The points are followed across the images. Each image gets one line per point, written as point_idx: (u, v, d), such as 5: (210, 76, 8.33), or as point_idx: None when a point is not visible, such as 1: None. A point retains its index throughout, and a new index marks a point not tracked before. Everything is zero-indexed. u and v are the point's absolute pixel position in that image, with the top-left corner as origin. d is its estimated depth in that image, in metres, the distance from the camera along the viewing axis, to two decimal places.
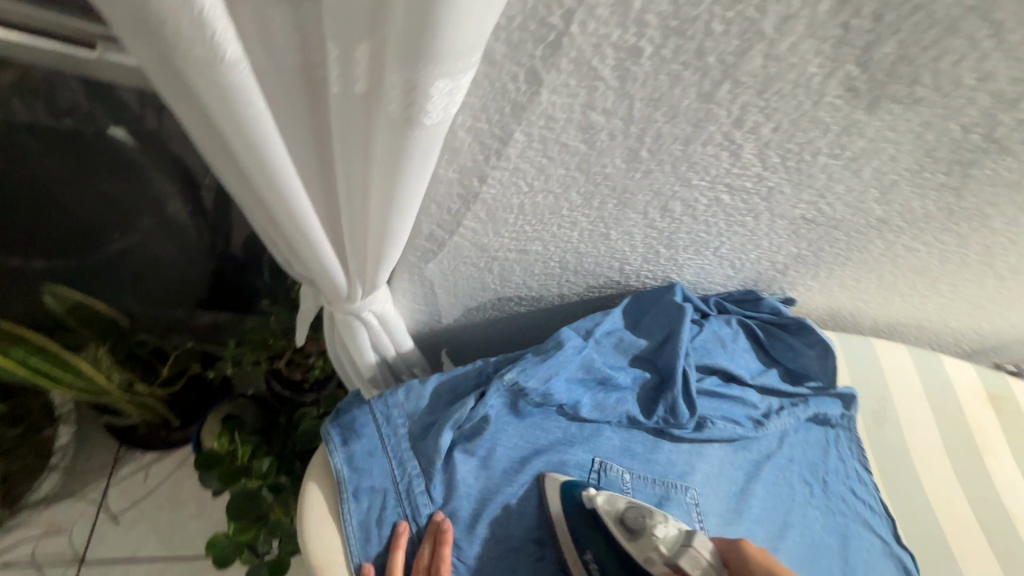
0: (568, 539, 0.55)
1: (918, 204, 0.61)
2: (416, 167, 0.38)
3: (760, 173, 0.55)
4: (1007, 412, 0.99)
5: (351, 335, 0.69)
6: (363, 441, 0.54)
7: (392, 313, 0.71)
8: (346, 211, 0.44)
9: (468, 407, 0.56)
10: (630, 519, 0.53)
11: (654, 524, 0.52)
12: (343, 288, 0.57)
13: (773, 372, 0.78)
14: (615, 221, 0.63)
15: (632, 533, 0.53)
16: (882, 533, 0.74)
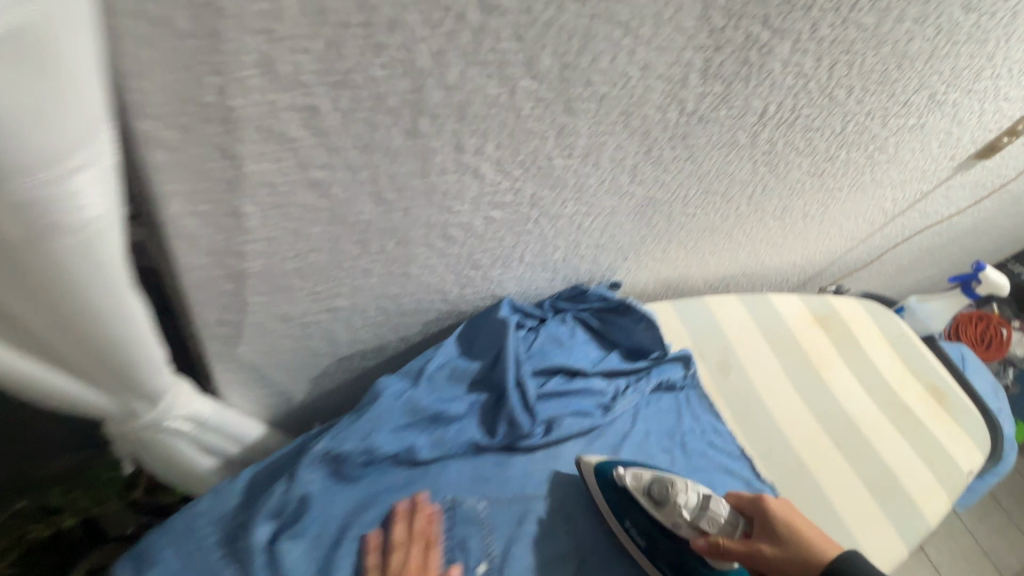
0: (605, 507, 0.65)
1: (668, 177, 0.68)
2: (89, 274, 0.37)
3: (513, 185, 0.59)
4: (833, 328, 1.13)
5: (162, 450, 0.64)
6: (161, 567, 0.50)
7: (204, 411, 0.66)
8: (51, 341, 0.42)
9: (282, 491, 0.54)
10: (655, 492, 0.62)
11: (676, 495, 0.61)
12: (111, 405, 0.54)
13: (614, 355, 0.82)
14: (409, 259, 0.64)
15: (657, 503, 0.62)
16: (742, 475, 0.79)
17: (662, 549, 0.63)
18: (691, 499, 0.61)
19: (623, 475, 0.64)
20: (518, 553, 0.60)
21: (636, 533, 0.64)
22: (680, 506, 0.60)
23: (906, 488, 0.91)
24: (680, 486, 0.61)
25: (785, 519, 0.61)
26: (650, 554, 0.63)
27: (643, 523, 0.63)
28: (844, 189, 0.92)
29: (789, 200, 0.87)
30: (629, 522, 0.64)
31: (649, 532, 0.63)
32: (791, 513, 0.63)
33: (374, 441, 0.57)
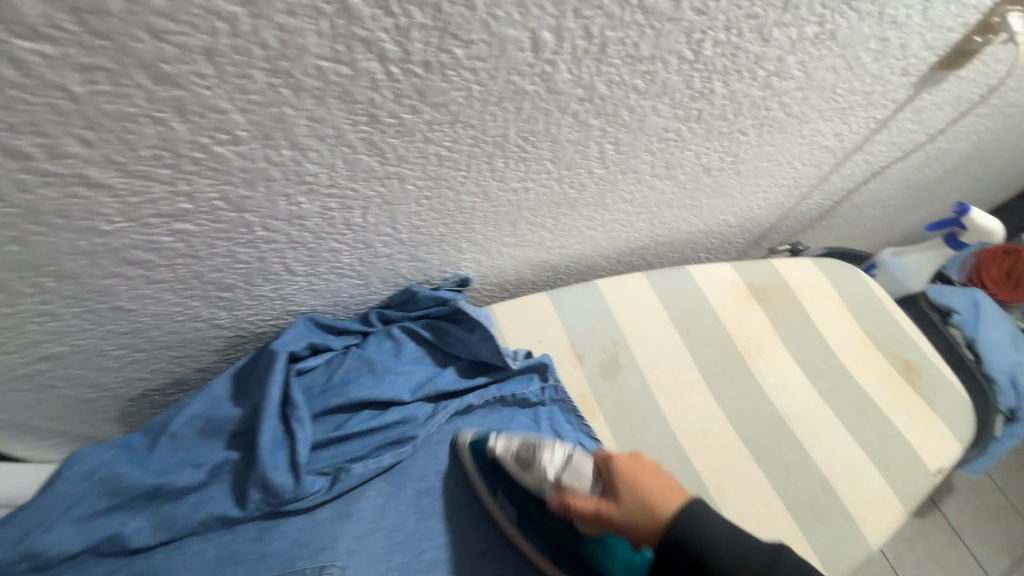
0: (477, 477, 0.60)
1: (443, 149, 0.50)
2: None
3: (177, 188, 0.42)
4: (775, 300, 0.93)
5: None
6: None
7: None
8: None
9: None
10: (523, 457, 0.57)
11: (541, 455, 0.56)
12: None
13: (449, 372, 0.67)
14: (105, 293, 0.50)
15: (523, 467, 0.57)
16: None
17: (538, 518, 0.58)
18: (555, 459, 0.56)
19: (493, 444, 0.59)
20: None
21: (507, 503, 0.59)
22: (544, 467, 0.55)
23: (843, 503, 0.73)
24: (546, 445, 0.57)
25: (639, 476, 0.50)
26: (523, 522, 0.58)
27: (519, 493, 0.59)
28: (750, 130, 0.71)
29: (668, 154, 0.67)
30: (503, 493, 0.60)
31: (523, 503, 0.59)
32: (651, 474, 0.51)
33: (38, 541, 0.46)
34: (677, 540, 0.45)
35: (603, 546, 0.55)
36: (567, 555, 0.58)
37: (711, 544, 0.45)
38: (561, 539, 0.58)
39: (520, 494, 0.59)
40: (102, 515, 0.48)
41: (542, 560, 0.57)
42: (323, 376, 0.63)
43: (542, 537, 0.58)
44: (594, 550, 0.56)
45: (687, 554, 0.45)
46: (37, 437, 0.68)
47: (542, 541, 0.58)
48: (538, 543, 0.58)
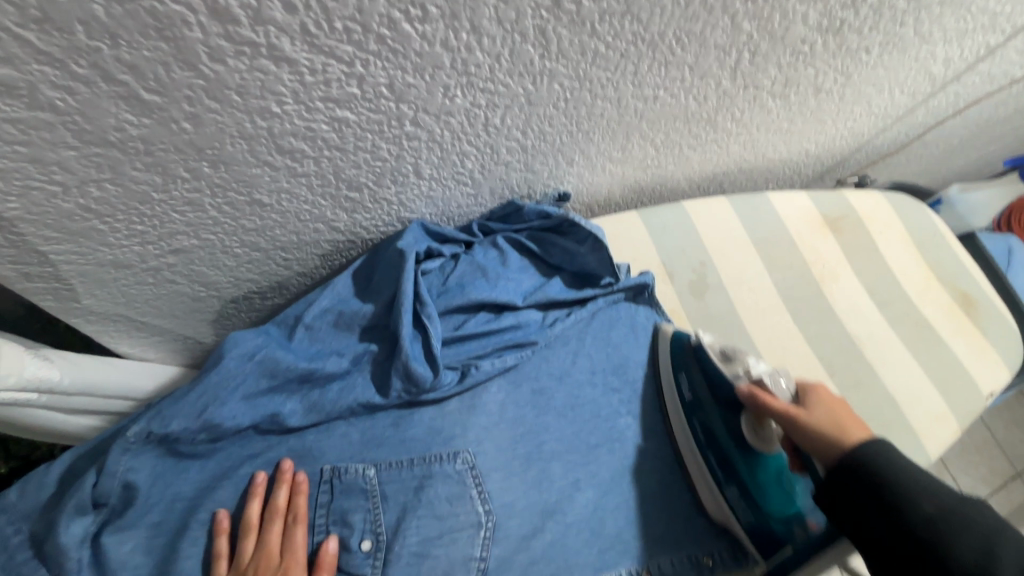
0: (667, 367, 0.66)
1: (603, 45, 0.48)
2: None
3: (352, 70, 0.40)
4: (847, 231, 0.94)
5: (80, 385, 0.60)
6: None
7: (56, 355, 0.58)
8: None
9: (91, 482, 0.44)
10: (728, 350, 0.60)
11: (745, 355, 0.59)
12: None
13: (556, 282, 0.69)
14: (249, 183, 0.49)
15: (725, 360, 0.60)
16: None
17: (706, 414, 0.61)
18: (758, 363, 0.58)
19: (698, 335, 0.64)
20: (415, 525, 0.51)
21: (686, 388, 0.64)
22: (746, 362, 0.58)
23: (906, 419, 0.78)
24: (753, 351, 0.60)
25: (837, 406, 0.52)
26: (692, 412, 0.62)
27: (699, 384, 0.62)
28: (874, 50, 0.68)
29: (793, 70, 0.65)
30: (686, 380, 0.64)
31: (700, 392, 0.62)
32: (852, 410, 0.52)
33: (213, 414, 0.47)
34: (861, 468, 0.47)
35: (751, 461, 0.56)
36: (713, 448, 0.60)
37: (901, 481, 0.45)
38: (715, 436, 0.60)
39: (700, 386, 0.62)
40: (264, 394, 0.50)
41: (692, 450, 0.62)
42: (439, 280, 0.64)
43: (702, 428, 0.61)
44: (742, 464, 0.57)
45: (865, 478, 0.46)
46: (143, 333, 0.69)
47: (700, 433, 0.61)
48: (696, 431, 0.62)
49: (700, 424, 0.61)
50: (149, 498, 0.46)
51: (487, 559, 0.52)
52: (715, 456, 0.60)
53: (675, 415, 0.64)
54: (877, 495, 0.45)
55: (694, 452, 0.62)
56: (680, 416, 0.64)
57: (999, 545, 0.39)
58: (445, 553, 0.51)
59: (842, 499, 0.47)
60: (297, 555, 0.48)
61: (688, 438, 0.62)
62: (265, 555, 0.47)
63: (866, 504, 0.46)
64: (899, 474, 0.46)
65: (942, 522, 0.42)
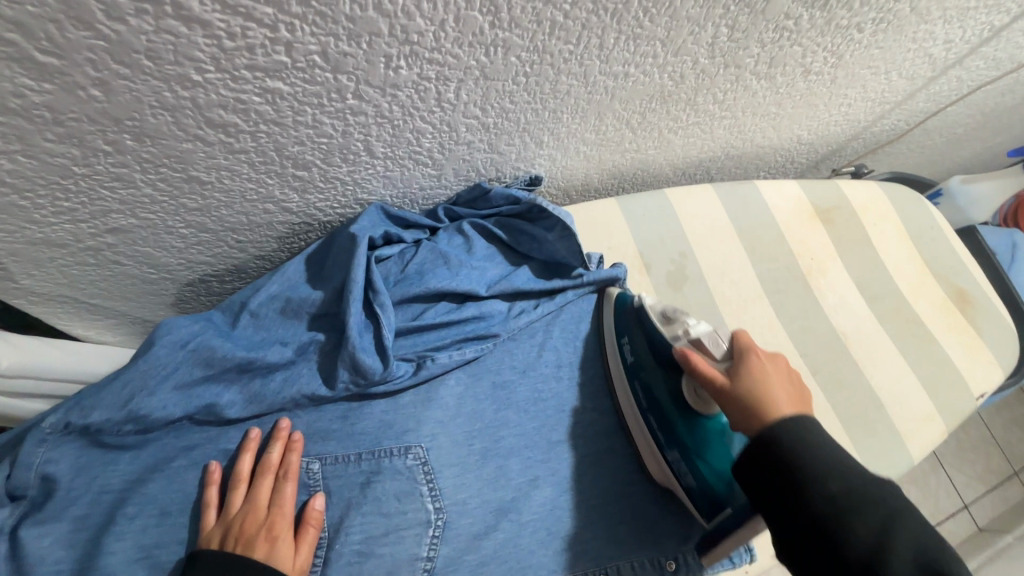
0: (610, 331, 0.63)
1: (561, 15, 0.44)
2: None
3: (277, 35, 0.37)
4: (839, 223, 0.90)
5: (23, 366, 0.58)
6: None
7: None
8: None
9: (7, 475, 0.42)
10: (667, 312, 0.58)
11: (686, 316, 0.56)
12: None
13: (523, 271, 0.66)
14: (182, 159, 0.46)
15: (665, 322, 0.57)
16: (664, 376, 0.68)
17: (647, 376, 0.58)
18: (699, 324, 0.55)
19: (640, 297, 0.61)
20: (359, 522, 0.49)
21: (627, 351, 0.61)
22: (686, 325, 0.55)
23: (891, 420, 0.75)
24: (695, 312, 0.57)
25: (768, 374, 0.50)
26: (632, 372, 0.59)
27: (639, 343, 0.59)
28: (866, 27, 0.64)
29: (777, 49, 0.61)
30: (626, 342, 0.61)
31: (641, 354, 0.59)
32: (783, 377, 0.50)
33: (140, 406, 0.45)
34: (778, 438, 0.45)
35: (691, 422, 0.53)
36: (654, 411, 0.56)
37: (814, 456, 0.44)
38: (657, 401, 0.56)
39: (642, 346, 0.59)
40: (199, 385, 0.48)
41: (634, 413, 0.59)
42: (398, 267, 0.61)
43: (641, 389, 0.58)
44: (681, 424, 0.54)
45: (778, 448, 0.45)
46: (96, 315, 0.67)
47: (641, 395, 0.58)
48: (637, 395, 0.59)
49: (641, 385, 0.58)
50: (71, 491, 0.44)
51: (435, 559, 0.50)
52: (654, 417, 0.56)
53: (618, 381, 0.61)
54: (787, 476, 0.43)
55: (636, 416, 0.59)
56: (623, 381, 0.61)
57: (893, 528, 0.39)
58: (390, 552, 0.49)
59: (752, 466, 0.46)
60: (284, 510, 0.47)
61: (630, 400, 0.60)
62: (252, 507, 0.46)
63: (772, 484, 0.44)
64: (809, 448, 0.44)
65: (844, 500, 0.41)
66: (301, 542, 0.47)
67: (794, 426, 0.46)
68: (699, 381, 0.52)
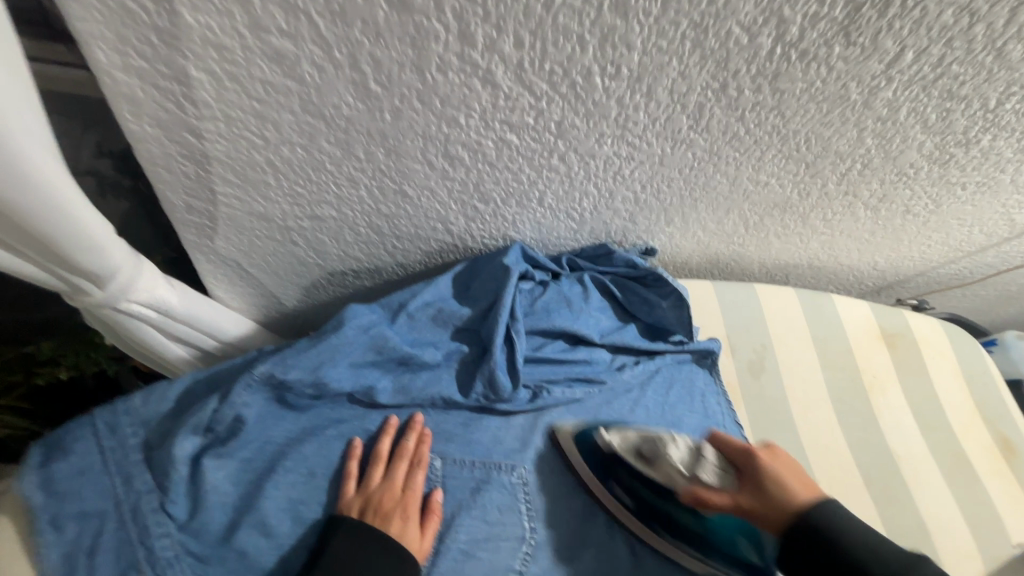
0: (590, 476, 0.61)
1: (744, 129, 0.53)
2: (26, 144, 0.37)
3: (537, 104, 0.46)
4: (901, 349, 0.96)
5: (195, 316, 0.64)
6: (71, 460, 0.45)
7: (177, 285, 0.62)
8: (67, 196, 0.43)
9: (211, 407, 0.49)
10: (645, 449, 0.59)
11: (665, 449, 0.58)
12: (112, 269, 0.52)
13: (630, 329, 0.73)
14: (404, 175, 0.54)
15: (648, 461, 0.59)
16: None
17: (658, 507, 0.59)
18: (680, 452, 0.58)
19: (605, 439, 0.61)
20: (466, 524, 0.54)
21: (625, 494, 0.61)
22: (673, 461, 0.57)
23: (934, 549, 0.78)
24: (667, 439, 0.59)
25: (772, 469, 0.54)
26: (643, 514, 0.60)
27: (636, 484, 0.60)
28: (970, 187, 0.73)
29: (892, 188, 0.70)
30: (619, 484, 0.61)
31: (641, 492, 0.60)
32: (785, 466, 0.54)
33: (325, 373, 0.51)
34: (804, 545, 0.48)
35: (706, 524, 0.57)
36: (681, 535, 0.59)
37: (844, 533, 0.47)
38: (680, 524, 0.59)
39: (640, 485, 0.60)
40: (366, 366, 0.54)
41: (663, 545, 0.60)
42: (528, 300, 0.67)
43: (661, 523, 0.60)
44: (698, 527, 0.58)
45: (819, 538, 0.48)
46: (242, 283, 0.74)
47: (660, 526, 0.60)
48: (660, 530, 0.60)
49: (659, 521, 0.60)
50: (250, 433, 0.50)
51: (524, 575, 0.54)
52: (687, 541, 0.59)
53: (634, 523, 0.61)
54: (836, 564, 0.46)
55: (670, 547, 0.60)
56: (638, 522, 0.60)
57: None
58: (489, 557, 0.54)
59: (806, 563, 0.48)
60: (416, 493, 0.52)
61: (661, 540, 0.60)
62: (389, 485, 0.51)
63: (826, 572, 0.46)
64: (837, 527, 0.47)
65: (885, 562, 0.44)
66: (425, 528, 0.52)
67: (819, 522, 0.48)
68: (716, 507, 0.55)
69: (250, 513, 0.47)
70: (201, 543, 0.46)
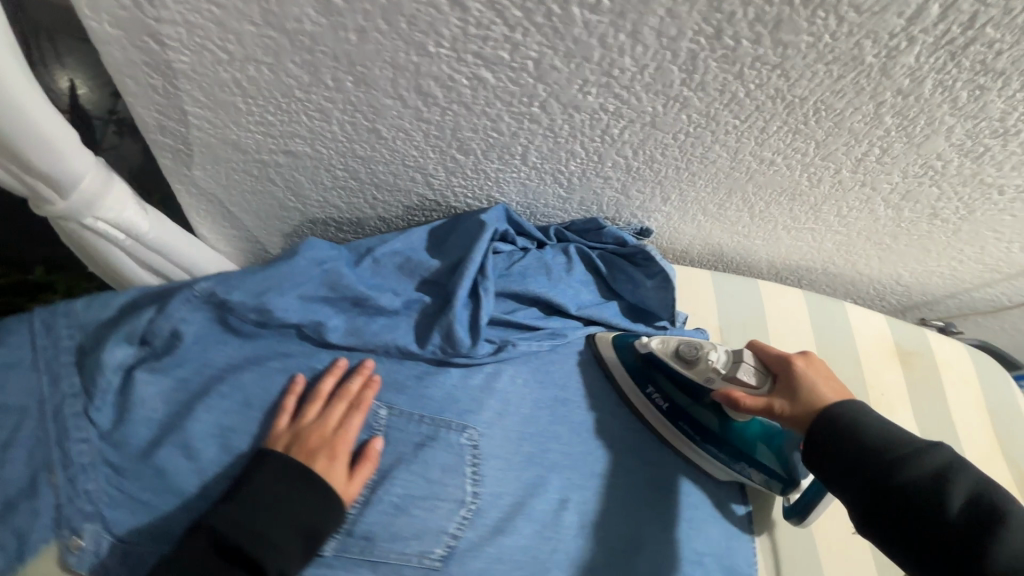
0: (624, 376, 0.64)
1: (744, 91, 0.49)
2: None
3: (511, 35, 0.43)
4: (916, 369, 0.88)
5: (164, 244, 0.63)
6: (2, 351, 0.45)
7: (151, 210, 0.61)
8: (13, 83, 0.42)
9: (146, 319, 0.47)
10: (684, 351, 0.60)
11: (705, 353, 0.58)
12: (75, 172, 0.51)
13: (611, 305, 0.69)
14: (377, 111, 0.52)
15: (685, 363, 0.60)
16: None
17: (688, 412, 0.62)
18: (720, 356, 0.58)
19: (648, 342, 0.62)
20: (403, 478, 0.52)
21: (657, 396, 0.63)
22: (711, 364, 0.58)
23: None
24: (709, 344, 0.59)
25: (808, 374, 0.55)
26: (672, 417, 0.63)
27: (668, 388, 0.63)
28: (1007, 192, 0.65)
29: (916, 184, 0.64)
30: (652, 388, 0.63)
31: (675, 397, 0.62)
32: (821, 373, 0.55)
33: (270, 300, 0.49)
34: (825, 439, 0.50)
35: (736, 430, 0.61)
36: (706, 438, 0.62)
37: (874, 427, 0.48)
38: (708, 429, 0.61)
39: (672, 389, 0.62)
40: (317, 301, 0.52)
41: (686, 446, 0.63)
42: (505, 263, 0.65)
43: (690, 426, 0.62)
44: (728, 432, 0.61)
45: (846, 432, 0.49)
46: (224, 223, 0.74)
47: (690, 430, 0.62)
48: (688, 433, 0.62)
49: (688, 423, 0.62)
50: (187, 354, 0.48)
51: (458, 539, 0.51)
52: (710, 444, 0.62)
53: (660, 424, 0.64)
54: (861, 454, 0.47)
55: (692, 448, 0.63)
56: (666, 424, 0.63)
57: (951, 472, 0.44)
58: (423, 516, 0.51)
59: (826, 456, 0.49)
60: (348, 435, 0.50)
61: (681, 438, 0.63)
62: (321, 422, 0.50)
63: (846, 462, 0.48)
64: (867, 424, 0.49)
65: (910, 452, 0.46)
66: (356, 471, 0.50)
67: (846, 417, 0.50)
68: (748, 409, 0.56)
69: (174, 433, 0.46)
70: (120, 454, 0.45)
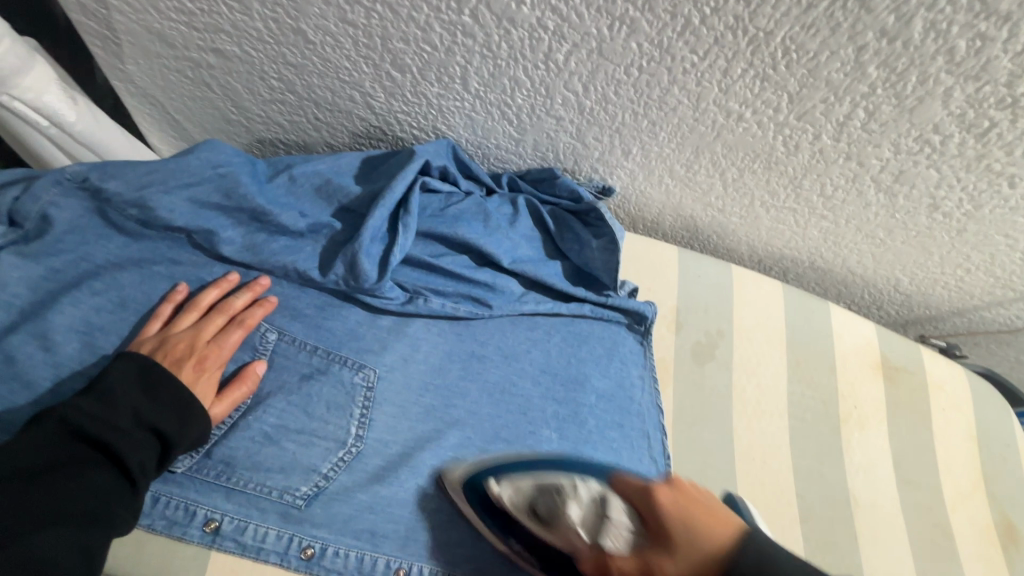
0: (484, 528, 0.48)
1: (697, 16, 0.43)
2: None
3: None
4: (902, 387, 0.78)
5: (91, 137, 0.61)
6: None
7: (80, 99, 0.59)
8: None
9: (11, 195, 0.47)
10: (541, 505, 0.45)
11: (563, 507, 0.43)
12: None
13: (555, 266, 0.63)
14: (298, 6, 0.48)
15: (546, 522, 0.45)
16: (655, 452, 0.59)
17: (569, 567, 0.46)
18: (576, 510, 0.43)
19: (498, 490, 0.48)
20: (279, 408, 0.48)
21: (528, 553, 0.47)
22: (570, 525, 0.43)
23: None
24: (568, 493, 0.44)
25: (681, 505, 0.38)
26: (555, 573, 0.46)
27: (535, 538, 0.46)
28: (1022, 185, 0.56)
29: (910, 162, 0.55)
30: (516, 540, 0.47)
31: (549, 555, 0.46)
32: (691, 496, 0.38)
33: (151, 197, 0.48)
34: None
35: None
36: None
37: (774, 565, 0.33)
38: None
39: (543, 550, 0.46)
40: (210, 209, 0.50)
41: None
42: (440, 205, 0.60)
43: None
44: None
45: None
46: (173, 133, 0.71)
47: None
48: None
49: None
50: (58, 242, 0.47)
51: (329, 481, 0.47)
52: None
53: None
54: None
55: None
56: None
57: None
58: (293, 451, 0.47)
59: None
60: (221, 351, 0.47)
61: None
62: (194, 332, 0.47)
63: None
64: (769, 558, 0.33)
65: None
66: (223, 395, 0.47)
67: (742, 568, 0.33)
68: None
69: (33, 321, 0.44)
70: None
